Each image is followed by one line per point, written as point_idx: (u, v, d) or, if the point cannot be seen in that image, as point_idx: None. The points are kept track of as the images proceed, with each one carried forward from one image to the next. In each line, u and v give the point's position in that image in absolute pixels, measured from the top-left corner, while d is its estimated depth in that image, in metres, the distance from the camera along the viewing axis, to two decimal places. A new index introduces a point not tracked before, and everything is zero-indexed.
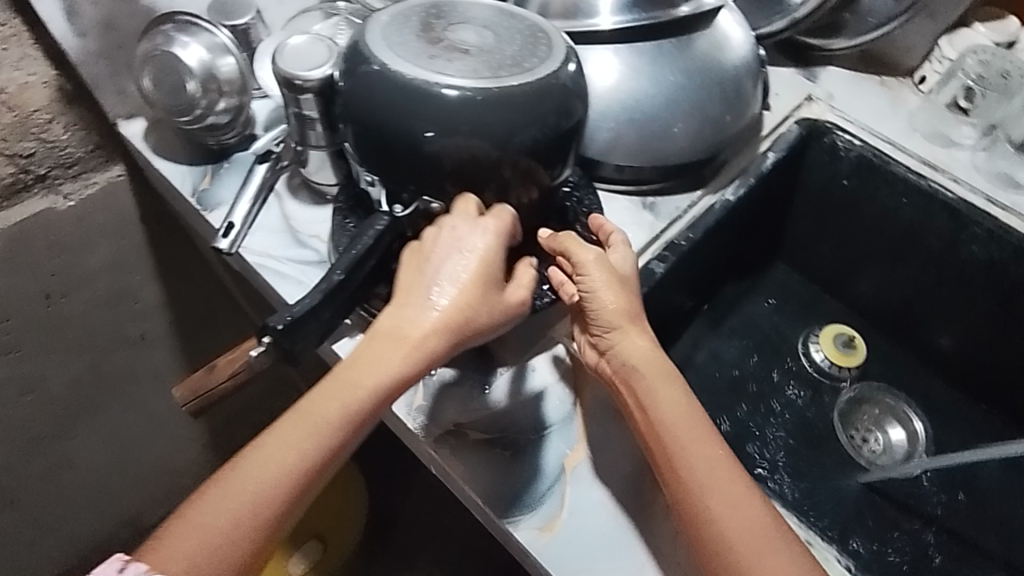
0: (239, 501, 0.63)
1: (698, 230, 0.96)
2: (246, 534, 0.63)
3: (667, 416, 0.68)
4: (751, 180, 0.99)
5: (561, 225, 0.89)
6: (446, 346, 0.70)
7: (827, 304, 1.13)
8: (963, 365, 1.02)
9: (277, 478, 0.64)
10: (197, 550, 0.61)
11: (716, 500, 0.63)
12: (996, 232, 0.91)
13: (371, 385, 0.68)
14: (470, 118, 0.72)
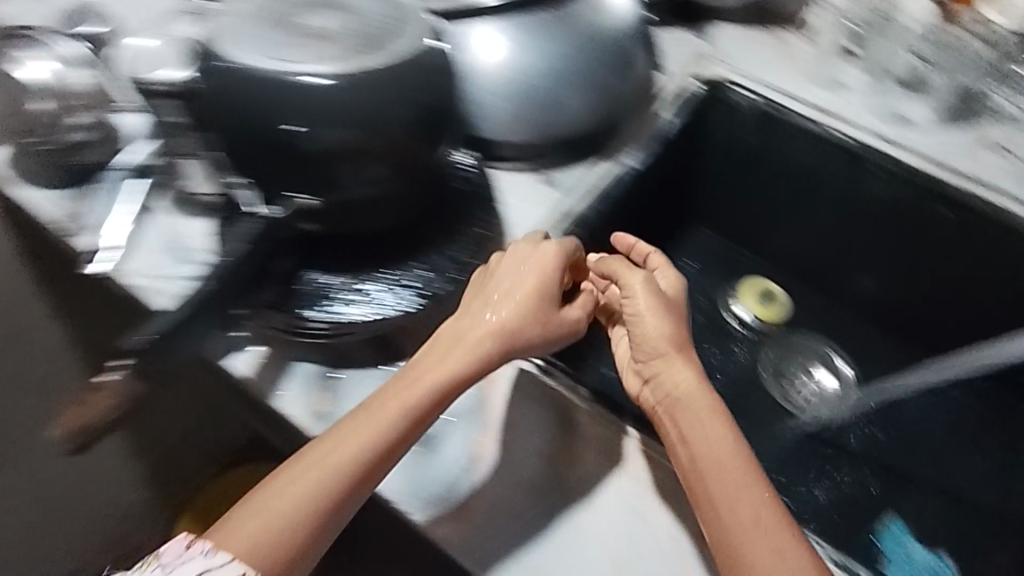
0: (285, 497, 0.59)
1: (606, 202, 0.89)
2: (299, 530, 0.58)
3: (704, 436, 0.63)
4: (653, 146, 0.95)
5: (455, 215, 0.78)
6: (498, 352, 0.67)
7: (741, 261, 1.16)
8: (876, 303, 1.08)
9: (326, 478, 0.60)
10: (260, 533, 0.57)
11: (745, 529, 0.58)
12: (892, 169, 0.95)
13: (428, 386, 0.64)
14: (339, 108, 0.63)
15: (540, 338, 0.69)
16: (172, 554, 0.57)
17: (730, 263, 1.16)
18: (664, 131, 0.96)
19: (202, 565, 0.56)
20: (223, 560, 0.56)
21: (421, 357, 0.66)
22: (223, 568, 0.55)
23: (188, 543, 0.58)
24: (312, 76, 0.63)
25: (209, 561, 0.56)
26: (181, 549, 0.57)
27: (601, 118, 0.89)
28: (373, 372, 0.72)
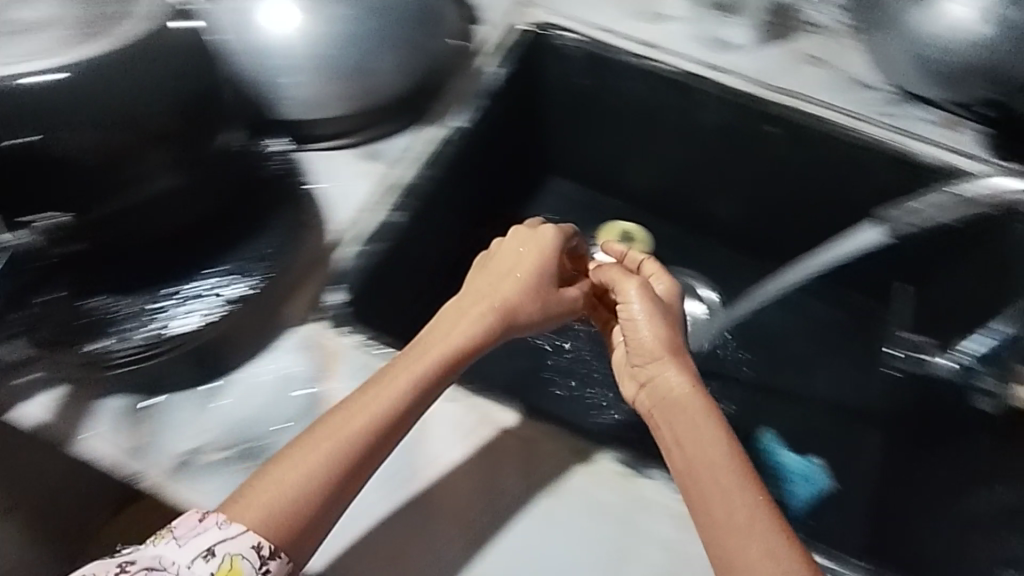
0: (293, 471, 0.57)
1: (435, 167, 0.84)
2: (308, 501, 0.57)
3: (693, 435, 0.60)
4: (480, 101, 0.91)
5: (253, 203, 0.76)
6: (498, 323, 0.69)
7: (601, 204, 1.16)
8: (730, 226, 1.10)
9: (342, 448, 0.59)
10: (273, 503, 0.56)
11: (738, 531, 0.54)
12: (717, 94, 0.95)
13: (464, 348, 0.66)
14: (65, 111, 0.65)
15: (538, 313, 0.71)
16: (182, 528, 0.55)
17: (590, 206, 1.16)
18: (491, 84, 0.92)
19: (213, 540, 0.54)
20: (237, 531, 0.55)
21: (497, 294, 0.70)
22: (234, 542, 0.55)
23: (200, 516, 0.56)
24: (39, 75, 0.65)
25: (222, 534, 0.55)
26: (193, 522, 0.56)
27: (417, 80, 0.84)
28: (193, 392, 0.67)
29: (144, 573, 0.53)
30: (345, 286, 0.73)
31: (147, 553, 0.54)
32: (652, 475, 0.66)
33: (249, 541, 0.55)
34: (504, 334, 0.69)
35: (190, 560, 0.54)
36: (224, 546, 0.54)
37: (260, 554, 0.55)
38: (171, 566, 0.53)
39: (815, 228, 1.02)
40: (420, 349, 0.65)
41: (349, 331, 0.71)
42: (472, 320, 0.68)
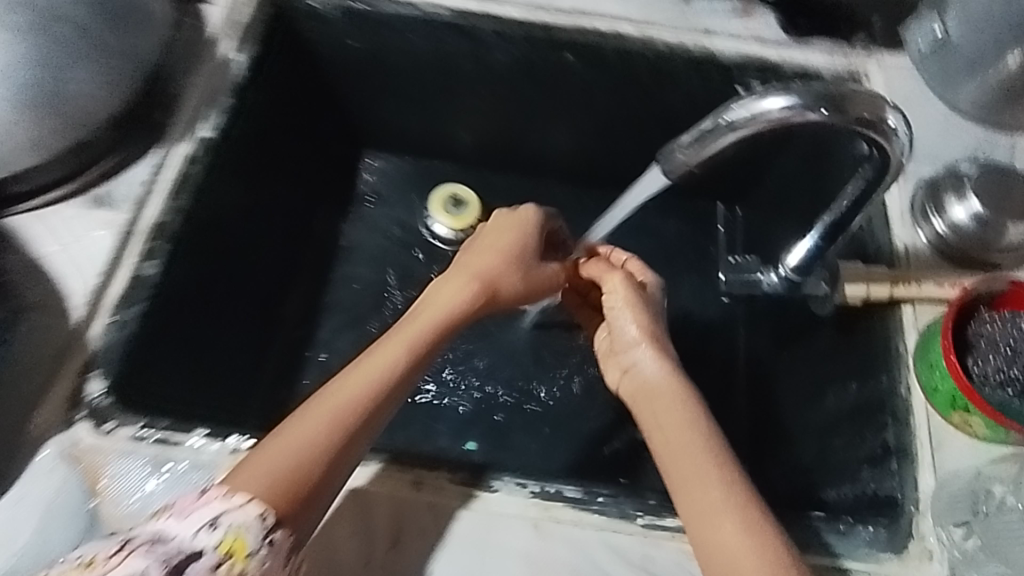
0: (288, 448, 0.52)
1: (186, 195, 0.71)
2: (310, 468, 0.52)
3: (669, 414, 0.60)
4: (228, 99, 0.77)
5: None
6: (485, 292, 0.67)
7: (427, 168, 1.06)
8: (565, 162, 1.02)
9: (338, 415, 0.54)
10: (274, 466, 0.51)
11: (713, 501, 0.53)
12: (501, 31, 0.85)
13: (455, 315, 0.64)
14: None
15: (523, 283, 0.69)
16: (182, 505, 0.49)
17: (417, 174, 1.06)
18: (237, 75, 0.78)
19: (217, 511, 0.48)
20: (240, 502, 0.49)
21: (479, 263, 0.68)
22: (237, 514, 0.48)
23: (200, 492, 0.50)
24: None
25: (225, 505, 0.49)
26: (194, 496, 0.50)
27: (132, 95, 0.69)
28: None
29: (147, 546, 0.46)
30: (104, 370, 0.63)
31: (146, 531, 0.48)
32: (495, 487, 0.59)
33: (251, 514, 0.49)
34: (490, 299, 0.67)
35: (195, 530, 0.47)
36: (228, 517, 0.48)
37: (263, 526, 0.49)
38: (174, 540, 0.47)
39: (643, 148, 0.96)
40: (413, 324, 0.62)
41: (115, 423, 0.61)
42: (465, 282, 0.66)
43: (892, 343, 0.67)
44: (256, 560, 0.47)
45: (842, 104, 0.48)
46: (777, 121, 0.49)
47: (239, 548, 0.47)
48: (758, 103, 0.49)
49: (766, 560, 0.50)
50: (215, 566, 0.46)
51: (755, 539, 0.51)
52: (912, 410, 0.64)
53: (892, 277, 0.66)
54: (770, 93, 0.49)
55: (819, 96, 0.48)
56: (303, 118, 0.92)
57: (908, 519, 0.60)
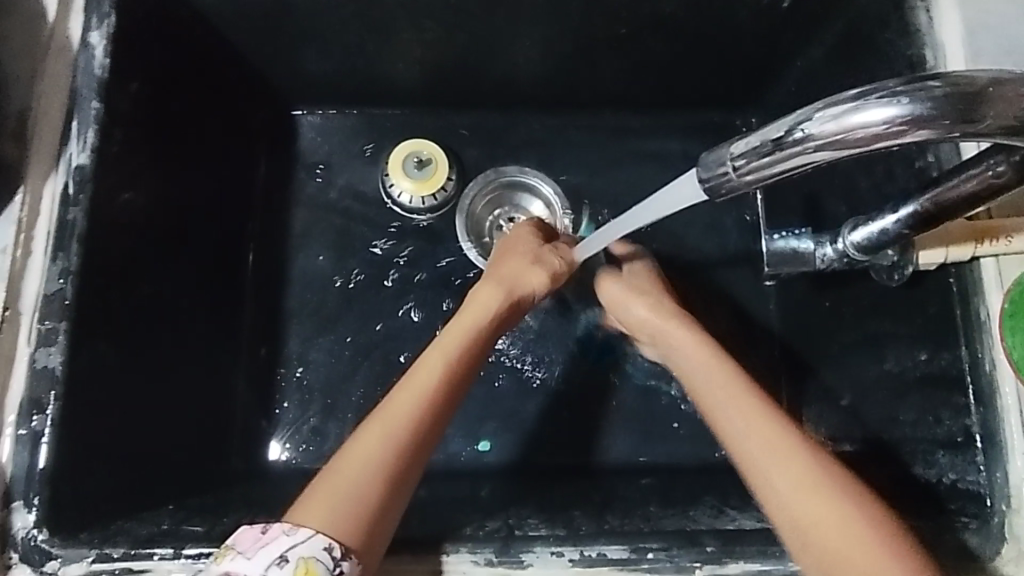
0: (345, 476, 0.49)
1: (70, 252, 0.55)
2: (373, 499, 0.49)
3: (711, 385, 0.56)
4: (96, 102, 0.58)
5: None
6: (512, 292, 0.62)
7: (376, 118, 0.85)
8: (545, 91, 0.82)
9: (390, 435, 0.51)
10: (332, 499, 0.48)
11: (773, 466, 0.50)
12: None
13: (490, 321, 0.60)
14: None
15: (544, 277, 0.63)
16: (245, 543, 0.46)
17: (364, 127, 0.85)
18: (102, 65, 0.59)
19: (284, 545, 0.46)
20: (307, 533, 0.46)
21: (503, 263, 0.64)
22: (305, 544, 0.46)
23: (263, 526, 0.47)
24: None
25: (293, 539, 0.46)
26: (257, 532, 0.47)
27: None
28: None
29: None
30: (23, 499, 0.51)
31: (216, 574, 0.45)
32: (526, 561, 0.51)
33: (320, 543, 0.46)
34: (521, 297, 0.62)
35: (263, 569, 0.45)
36: (296, 550, 0.46)
37: (333, 556, 0.46)
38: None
39: (635, 62, 0.77)
40: (448, 335, 0.58)
41: (58, 562, 0.50)
42: (491, 282, 0.62)
43: (972, 305, 0.56)
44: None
45: (980, 109, 0.30)
46: (876, 143, 0.32)
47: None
48: (849, 115, 0.32)
49: (853, 524, 0.46)
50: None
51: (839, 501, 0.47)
52: (999, 387, 0.54)
53: (976, 232, 0.52)
54: (869, 95, 0.31)
55: (945, 98, 0.30)
56: (202, 91, 0.73)
57: (1000, 519, 0.52)
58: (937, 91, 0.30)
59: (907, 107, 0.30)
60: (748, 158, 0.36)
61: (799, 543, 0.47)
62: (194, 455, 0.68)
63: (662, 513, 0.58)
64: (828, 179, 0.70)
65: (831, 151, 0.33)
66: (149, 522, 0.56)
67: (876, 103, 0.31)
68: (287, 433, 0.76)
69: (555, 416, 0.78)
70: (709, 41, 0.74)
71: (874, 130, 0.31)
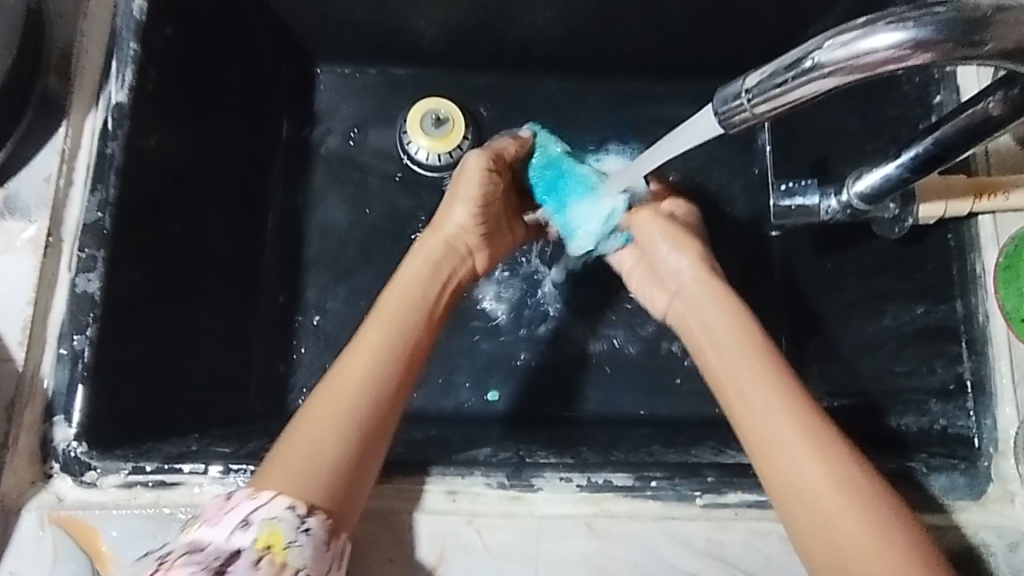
0: (297, 443, 0.49)
1: (108, 184, 0.58)
2: (346, 458, 0.49)
3: (740, 352, 0.54)
4: (134, 44, 0.61)
5: None
6: (448, 257, 0.64)
7: (396, 77, 0.87)
8: (562, 55, 0.85)
9: (341, 407, 0.51)
10: (305, 459, 0.48)
11: (795, 448, 0.48)
12: None
13: (434, 286, 0.61)
14: None
15: (468, 218, 0.64)
16: (210, 513, 0.46)
17: (383, 85, 0.87)
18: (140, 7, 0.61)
19: (248, 509, 0.45)
20: (268, 497, 0.45)
21: (440, 214, 0.66)
22: (268, 508, 0.45)
23: (228, 496, 0.47)
24: None
25: (255, 503, 0.45)
26: (222, 501, 0.46)
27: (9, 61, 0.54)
28: None
29: (185, 558, 0.42)
30: (64, 414, 0.54)
31: (181, 543, 0.44)
32: (537, 486, 0.53)
33: (281, 505, 0.45)
34: (455, 248, 0.65)
35: (228, 533, 0.44)
36: (261, 513, 0.45)
37: (296, 514, 0.45)
38: (211, 546, 0.43)
39: (651, 25, 0.79)
40: (390, 304, 0.58)
41: (97, 472, 0.53)
42: (431, 243, 0.64)
43: (969, 259, 0.58)
44: (297, 548, 0.44)
45: (982, 32, 0.32)
46: (884, 67, 0.34)
47: (276, 540, 0.44)
48: (857, 41, 0.35)
49: (869, 520, 0.45)
50: (256, 562, 0.42)
51: (860, 496, 0.46)
52: (992, 337, 0.56)
53: (975, 188, 0.55)
54: (878, 22, 0.34)
55: (949, 23, 0.33)
56: (233, 43, 0.76)
57: (989, 462, 0.55)
58: (942, 16, 0.33)
59: (913, 31, 0.33)
60: (761, 89, 0.39)
61: (808, 530, 0.46)
62: (217, 391, 0.71)
63: (665, 451, 0.60)
64: (834, 143, 0.73)
65: (840, 76, 0.35)
66: (179, 443, 0.59)
67: (884, 29, 0.34)
68: (303, 376, 0.79)
69: (561, 367, 0.81)
70: (724, 7, 0.76)
71: (881, 54, 0.34)
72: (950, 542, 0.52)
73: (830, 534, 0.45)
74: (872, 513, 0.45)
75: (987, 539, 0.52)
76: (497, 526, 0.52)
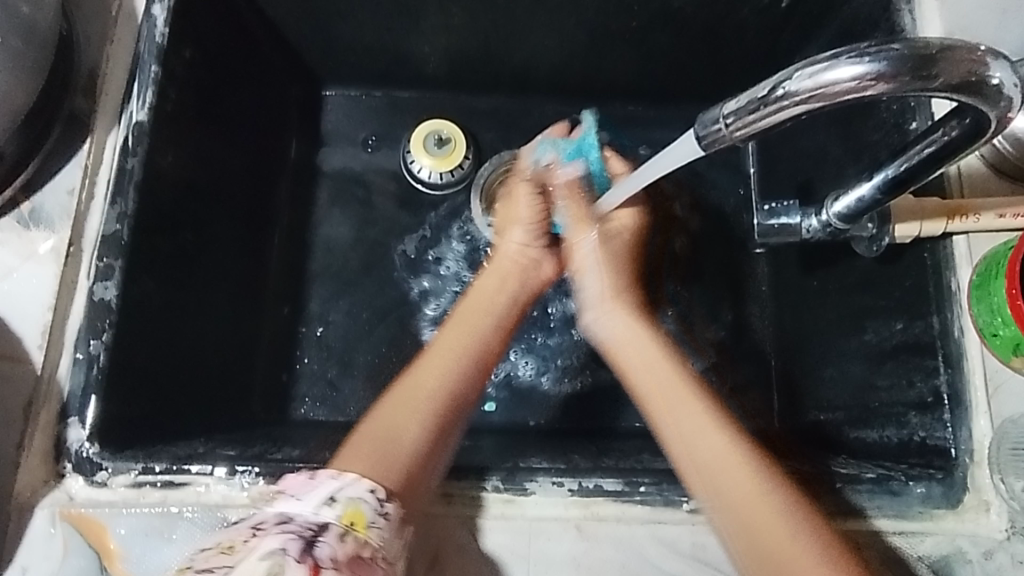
0: (378, 435, 0.54)
1: (127, 197, 0.61)
2: (417, 451, 0.53)
3: (658, 369, 0.58)
4: (155, 67, 0.65)
5: None
6: (520, 282, 0.68)
7: (401, 99, 0.91)
8: (559, 80, 0.88)
9: (419, 402, 0.56)
10: (379, 450, 0.52)
11: (719, 457, 0.51)
12: None
13: (503, 308, 0.65)
14: None
15: (528, 236, 0.69)
16: (295, 487, 0.49)
17: (387, 107, 0.91)
18: (162, 33, 0.65)
19: (333, 487, 0.48)
20: (353, 477, 0.49)
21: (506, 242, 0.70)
22: (352, 487, 0.49)
23: (309, 474, 0.50)
24: None
25: (340, 482, 0.49)
26: (305, 478, 0.49)
27: (40, 81, 0.58)
28: None
29: (278, 527, 0.45)
30: (78, 416, 0.56)
31: (270, 513, 0.47)
32: (529, 489, 0.56)
33: (365, 485, 0.49)
34: (524, 274, 0.68)
35: (315, 507, 0.47)
36: (345, 491, 0.48)
37: (376, 497, 0.49)
38: (298, 518, 0.46)
39: (644, 53, 0.83)
40: (466, 315, 0.64)
41: (108, 472, 0.55)
42: (499, 266, 0.69)
43: (944, 277, 0.61)
44: (375, 528, 0.47)
45: (932, 68, 0.37)
46: (847, 96, 0.38)
47: (359, 517, 0.47)
48: (822, 74, 0.38)
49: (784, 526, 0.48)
50: (342, 535, 0.46)
51: (778, 504, 0.49)
52: (966, 350, 0.59)
53: (947, 210, 0.58)
54: (841, 55, 0.38)
55: (903, 59, 0.37)
56: (247, 67, 0.80)
57: (964, 472, 0.57)
58: (896, 52, 0.37)
59: (872, 65, 0.37)
60: (737, 115, 0.42)
61: (740, 542, 0.48)
62: (222, 398, 0.73)
63: (654, 458, 0.63)
64: (818, 166, 0.76)
65: (809, 104, 0.39)
66: (185, 445, 0.61)
67: (846, 62, 0.37)
68: (305, 386, 0.81)
69: (555, 378, 0.83)
70: (714, 36, 0.80)
71: (845, 84, 0.37)
72: (926, 548, 0.54)
73: (758, 546, 0.48)
74: (790, 522, 0.48)
75: (963, 546, 0.54)
76: (491, 527, 0.54)
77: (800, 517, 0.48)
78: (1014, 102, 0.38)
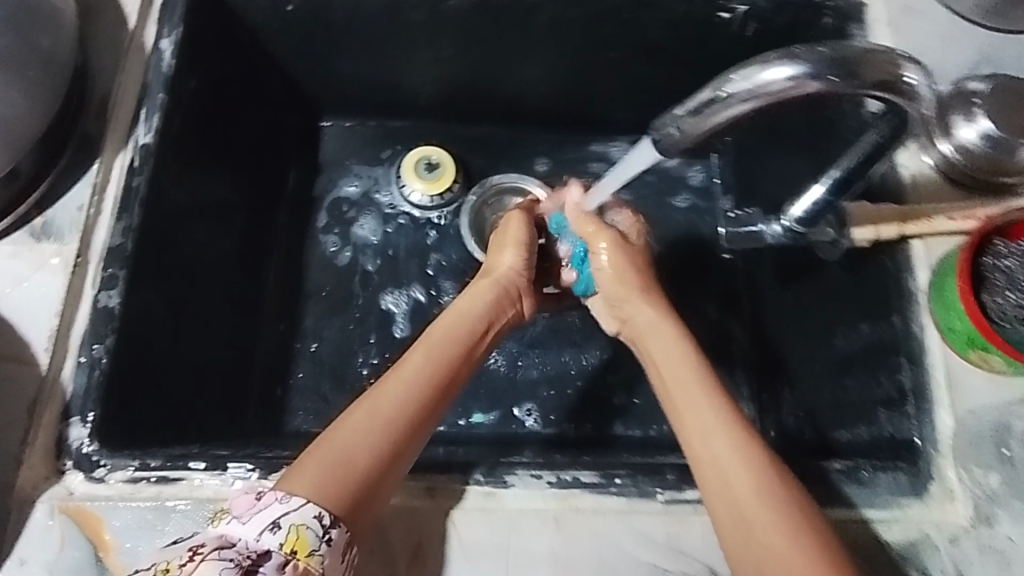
0: (330, 452, 0.51)
1: (133, 213, 0.65)
2: (358, 480, 0.51)
3: (700, 395, 0.55)
4: (161, 95, 0.70)
5: None
6: (503, 300, 0.67)
7: (394, 128, 0.96)
8: (542, 109, 0.94)
9: (378, 416, 0.53)
10: (325, 475, 0.50)
11: (750, 490, 0.49)
12: None
13: (481, 321, 0.64)
14: None
15: (518, 260, 0.71)
16: (240, 508, 0.50)
17: (382, 137, 0.96)
18: (166, 63, 0.71)
19: (278, 511, 0.48)
20: (300, 501, 0.49)
21: (497, 259, 0.72)
22: (298, 512, 0.48)
23: (258, 494, 0.50)
24: None
25: (286, 506, 0.49)
26: (252, 499, 0.50)
27: (58, 105, 0.63)
28: None
29: (217, 552, 0.47)
30: (81, 415, 0.59)
31: (211, 535, 0.49)
32: (510, 482, 0.58)
33: (310, 510, 0.49)
34: (508, 291, 0.69)
35: (258, 533, 0.48)
36: (289, 516, 0.48)
37: (323, 523, 0.48)
38: (239, 543, 0.48)
39: (623, 84, 0.89)
40: (438, 331, 0.62)
41: (106, 468, 0.57)
42: (488, 279, 0.69)
43: (904, 281, 0.64)
44: (318, 556, 0.48)
45: (853, 68, 0.41)
46: (782, 94, 0.42)
47: (302, 545, 0.48)
48: (759, 74, 0.42)
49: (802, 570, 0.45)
50: (282, 565, 0.47)
51: (803, 553, 0.46)
52: (928, 349, 0.62)
53: (901, 215, 0.64)
54: (773, 59, 0.42)
55: (828, 60, 0.41)
56: (249, 97, 0.86)
57: (929, 462, 0.58)
58: (822, 55, 0.41)
59: (800, 66, 0.41)
60: (687, 118, 0.46)
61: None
62: (218, 408, 0.76)
63: (632, 455, 0.65)
64: (788, 182, 0.80)
65: (749, 104, 0.43)
66: (181, 447, 0.63)
67: (777, 65, 0.42)
68: (299, 398, 0.84)
69: (540, 388, 0.86)
70: (687, 65, 0.85)
71: (777, 84, 0.41)
72: (894, 535, 0.55)
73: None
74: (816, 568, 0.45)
75: (929, 533, 0.55)
76: (474, 519, 0.56)
77: (795, 509, 0.48)
78: (931, 101, 0.43)
